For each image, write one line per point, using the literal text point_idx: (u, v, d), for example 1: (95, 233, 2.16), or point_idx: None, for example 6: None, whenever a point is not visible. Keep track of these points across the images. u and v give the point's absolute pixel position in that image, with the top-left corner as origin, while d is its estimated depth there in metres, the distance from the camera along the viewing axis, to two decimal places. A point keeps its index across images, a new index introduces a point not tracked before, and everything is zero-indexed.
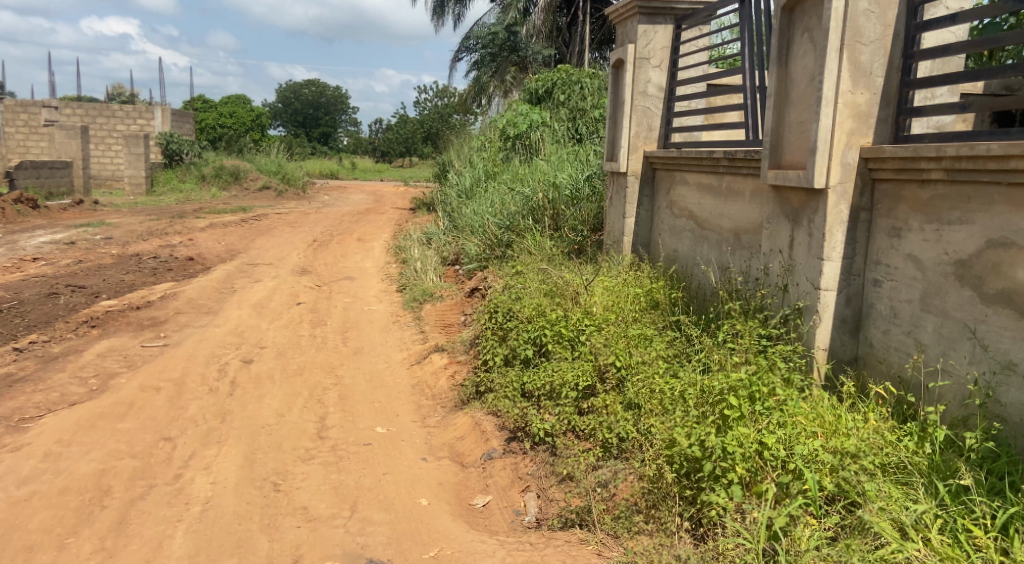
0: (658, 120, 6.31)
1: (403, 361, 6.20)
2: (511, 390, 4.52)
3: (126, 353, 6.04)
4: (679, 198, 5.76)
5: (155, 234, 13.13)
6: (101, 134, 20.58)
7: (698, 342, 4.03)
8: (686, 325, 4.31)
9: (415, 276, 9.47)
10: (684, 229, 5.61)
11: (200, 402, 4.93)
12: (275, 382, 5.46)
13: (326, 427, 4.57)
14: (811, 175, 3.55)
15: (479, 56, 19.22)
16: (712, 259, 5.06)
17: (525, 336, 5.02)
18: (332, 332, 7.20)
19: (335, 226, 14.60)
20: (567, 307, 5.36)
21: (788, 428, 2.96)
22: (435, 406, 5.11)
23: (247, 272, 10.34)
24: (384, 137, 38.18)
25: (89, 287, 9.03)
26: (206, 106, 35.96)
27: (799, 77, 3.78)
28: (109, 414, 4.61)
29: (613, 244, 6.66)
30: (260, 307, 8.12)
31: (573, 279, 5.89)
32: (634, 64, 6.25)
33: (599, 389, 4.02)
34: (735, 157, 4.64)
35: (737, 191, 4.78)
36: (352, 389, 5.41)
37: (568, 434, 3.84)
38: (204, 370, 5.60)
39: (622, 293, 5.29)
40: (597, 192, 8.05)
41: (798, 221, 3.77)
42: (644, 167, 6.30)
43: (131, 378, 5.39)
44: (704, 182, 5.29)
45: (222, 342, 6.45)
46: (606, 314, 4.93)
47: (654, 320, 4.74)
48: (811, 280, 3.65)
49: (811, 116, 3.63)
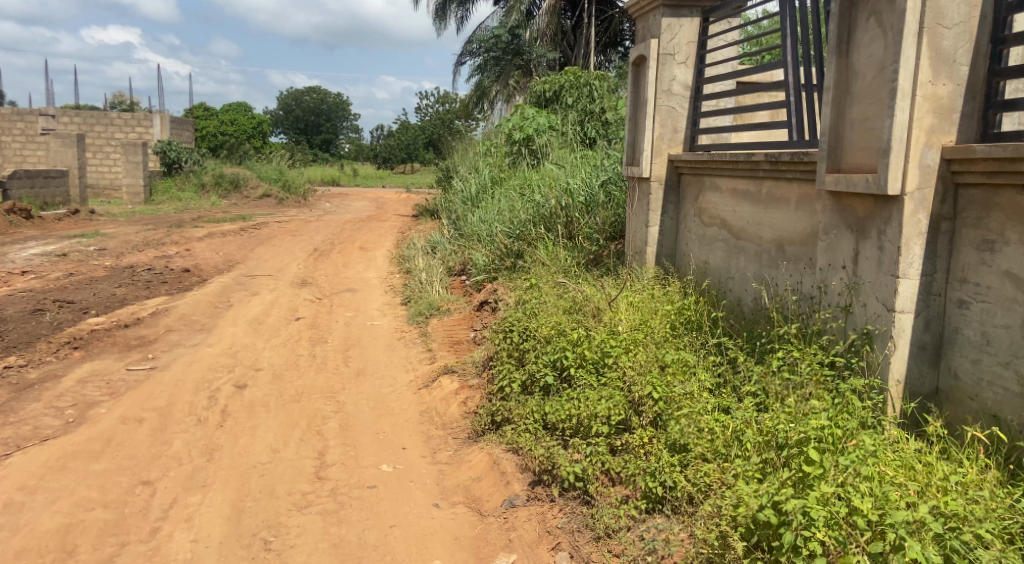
0: (684, 121, 5.83)
1: (409, 384, 5.70)
2: (533, 422, 4.06)
3: (109, 379, 5.56)
4: (709, 206, 5.28)
5: (151, 244, 12.67)
6: (98, 142, 20.16)
7: (744, 369, 3.58)
8: (729, 350, 3.84)
9: (420, 287, 8.99)
10: (716, 238, 5.13)
11: (186, 436, 4.45)
12: (270, 410, 4.98)
13: (326, 465, 4.08)
14: (883, 181, 3.06)
15: (482, 60, 18.79)
16: (751, 274, 4.60)
17: (546, 360, 4.58)
18: (333, 350, 6.71)
19: (336, 235, 14.15)
20: (589, 326, 4.90)
21: (877, 487, 2.48)
22: (447, 438, 4.61)
23: (244, 284, 9.86)
24: (385, 144, 37.74)
25: (78, 303, 8.57)
26: (206, 113, 35.56)
27: (864, 67, 3.29)
28: (83, 453, 4.14)
29: (635, 255, 6.18)
30: (257, 323, 7.63)
31: (595, 293, 5.44)
32: (658, 60, 5.77)
33: (634, 424, 3.57)
34: (779, 160, 4.18)
35: (779, 199, 4.32)
36: (355, 418, 4.93)
37: (602, 478, 3.36)
38: (192, 398, 5.12)
39: (650, 312, 4.84)
40: (614, 198, 7.54)
41: (864, 232, 3.28)
42: (669, 171, 5.83)
43: (112, 408, 4.91)
44: (739, 188, 4.81)
45: (214, 365, 5.97)
46: (634, 333, 4.47)
47: (688, 340, 4.29)
48: (882, 301, 3.15)
49: (881, 112, 3.15)
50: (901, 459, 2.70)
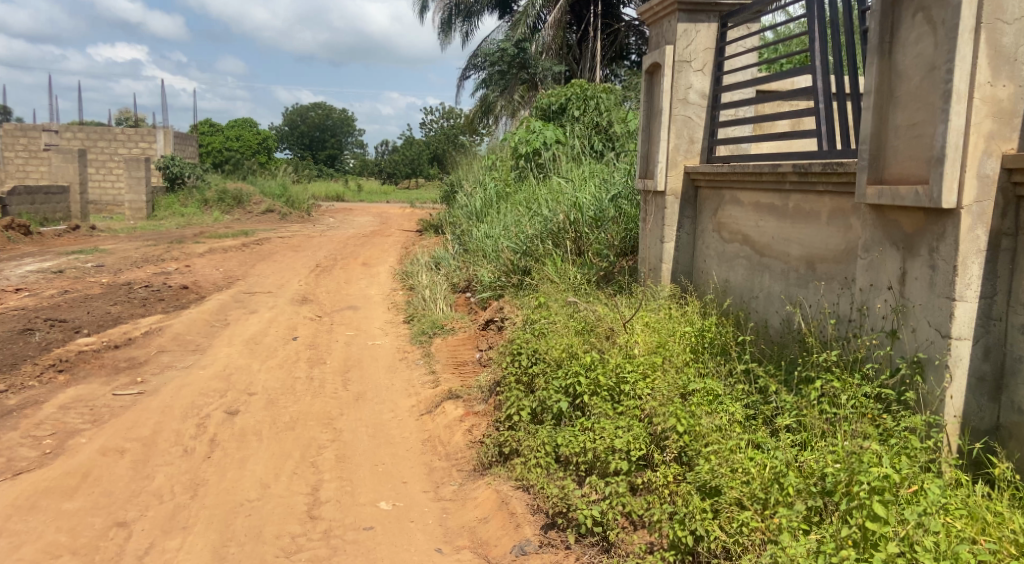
0: (701, 131, 5.54)
1: (411, 409, 5.37)
2: (544, 454, 3.75)
3: (93, 405, 5.25)
4: (729, 221, 4.98)
5: (150, 260, 12.41)
6: (101, 157, 19.97)
7: (776, 399, 3.27)
8: (758, 377, 3.52)
9: (423, 305, 8.68)
10: (738, 255, 4.82)
11: (169, 469, 4.14)
12: (262, 439, 4.66)
13: (318, 503, 3.76)
14: (936, 193, 2.75)
15: (487, 75, 18.61)
16: (778, 293, 4.30)
17: (556, 386, 4.28)
18: (332, 372, 6.40)
19: (339, 250, 13.87)
20: (602, 348, 4.59)
21: (948, 544, 2.17)
22: (451, 470, 4.29)
23: (243, 302, 9.56)
24: (389, 159, 37.58)
25: (70, 322, 8.28)
26: (211, 129, 35.42)
27: (910, 68, 3.00)
28: (56, 491, 3.86)
29: (648, 272, 5.87)
30: (253, 343, 7.32)
31: (608, 313, 5.13)
32: (673, 68, 5.49)
33: (657, 461, 3.25)
34: (808, 171, 3.90)
35: (808, 213, 4.03)
36: (352, 447, 4.61)
37: (624, 523, 3.05)
38: (179, 426, 4.81)
39: (668, 334, 4.53)
40: (624, 213, 7.23)
41: (913, 250, 2.96)
42: (685, 184, 5.54)
43: (93, 437, 4.61)
44: (763, 201, 4.52)
45: (206, 389, 5.65)
46: (652, 359, 4.16)
47: (710, 366, 3.97)
48: (934, 325, 2.83)
49: (931, 117, 2.86)
50: (967, 508, 2.39)
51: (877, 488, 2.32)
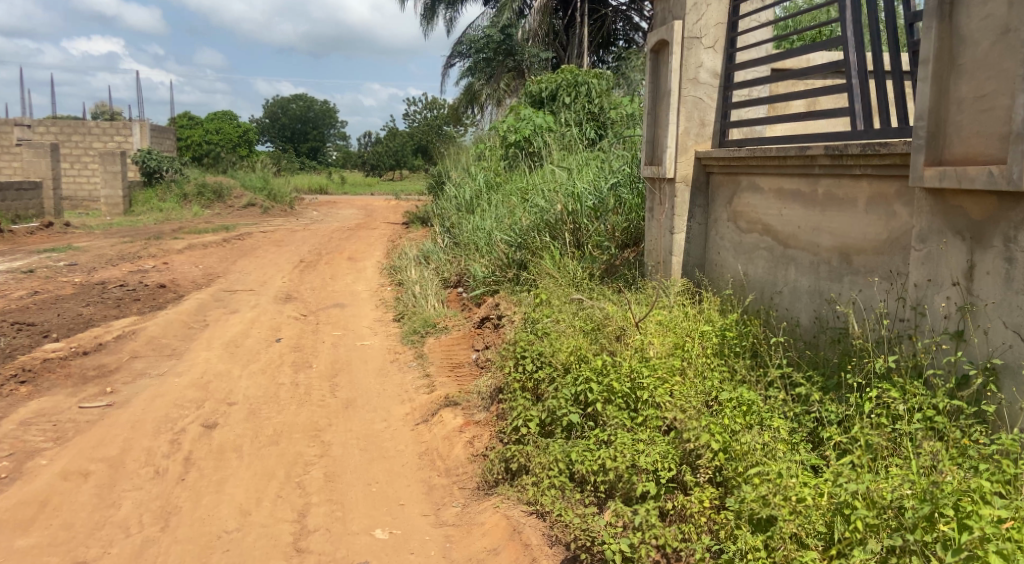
0: (712, 113, 5.14)
1: (405, 418, 4.97)
2: (558, 474, 3.39)
3: (56, 421, 4.79)
4: (747, 209, 4.60)
5: (126, 258, 11.84)
6: (75, 152, 19.22)
7: (821, 409, 2.93)
8: (796, 383, 3.16)
9: (413, 302, 8.27)
10: (758, 247, 4.44)
11: (138, 495, 3.72)
12: (242, 456, 4.24)
13: (306, 532, 3.38)
14: (1015, 174, 2.39)
15: (472, 62, 18.09)
16: (806, 289, 3.94)
17: (565, 393, 3.91)
18: (318, 377, 5.97)
19: (323, 245, 13.40)
20: (613, 351, 4.22)
21: None
22: (452, 488, 3.90)
23: (223, 301, 9.08)
24: (372, 150, 36.89)
25: (38, 325, 7.77)
26: (191, 122, 34.44)
27: (978, 32, 2.63)
28: (8, 525, 3.43)
29: (657, 265, 5.50)
30: (234, 346, 6.86)
31: (614, 310, 4.75)
32: (682, 45, 5.08)
33: (689, 483, 2.89)
34: (844, 152, 3.53)
35: (842, 199, 3.66)
36: (343, 463, 4.20)
37: (657, 558, 2.68)
38: (150, 443, 4.37)
39: (685, 334, 4.17)
40: (624, 202, 6.81)
41: (983, 240, 2.60)
42: (696, 171, 5.15)
43: (54, 459, 4.16)
44: (787, 187, 4.14)
45: (181, 399, 5.20)
46: (670, 363, 3.80)
47: (737, 371, 3.63)
48: (1011, 327, 2.47)
49: (1006, 87, 2.49)
50: None
51: (986, 535, 1.98)
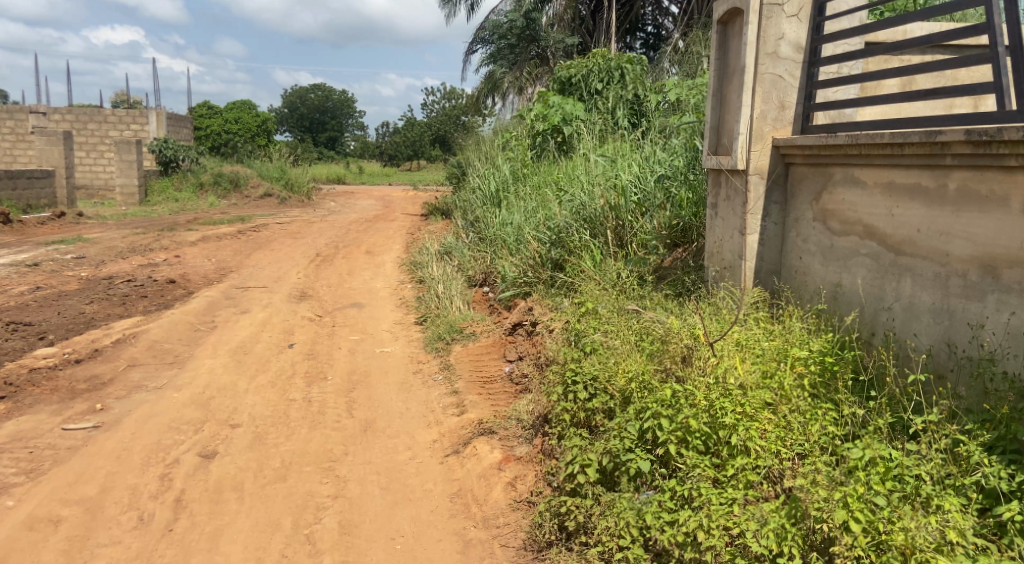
0: (794, 93, 4.38)
1: (432, 446, 4.27)
2: (629, 543, 2.76)
3: (33, 447, 4.17)
4: (841, 206, 3.83)
5: (137, 251, 11.24)
6: (91, 139, 18.64)
7: (992, 477, 2.26)
8: (949, 435, 2.45)
9: (436, 303, 7.58)
10: (857, 252, 3.68)
11: (115, 554, 3.11)
12: (242, 498, 3.59)
13: None
14: None
15: (495, 48, 17.30)
16: (926, 307, 3.21)
17: (627, 431, 3.19)
18: (333, 392, 5.30)
19: (341, 237, 12.76)
20: (680, 376, 3.48)
21: None
22: (493, 544, 3.23)
23: (234, 299, 8.45)
24: (391, 140, 36.17)
25: (35, 326, 7.18)
26: (210, 110, 33.80)
27: None
28: None
29: (722, 270, 4.78)
30: (242, 353, 6.20)
31: (677, 323, 3.97)
32: (760, 14, 4.31)
33: None
34: (996, 139, 2.75)
35: (985, 198, 2.90)
36: (361, 508, 3.54)
37: None
38: (136, 479, 3.74)
39: (771, 357, 3.44)
40: (674, 197, 6.00)
41: None
42: (774, 161, 4.37)
43: (22, 498, 3.55)
44: (902, 182, 3.36)
45: (177, 421, 4.54)
46: (760, 398, 3.07)
47: (852, 413, 2.91)
48: None
49: None
50: None
51: None
